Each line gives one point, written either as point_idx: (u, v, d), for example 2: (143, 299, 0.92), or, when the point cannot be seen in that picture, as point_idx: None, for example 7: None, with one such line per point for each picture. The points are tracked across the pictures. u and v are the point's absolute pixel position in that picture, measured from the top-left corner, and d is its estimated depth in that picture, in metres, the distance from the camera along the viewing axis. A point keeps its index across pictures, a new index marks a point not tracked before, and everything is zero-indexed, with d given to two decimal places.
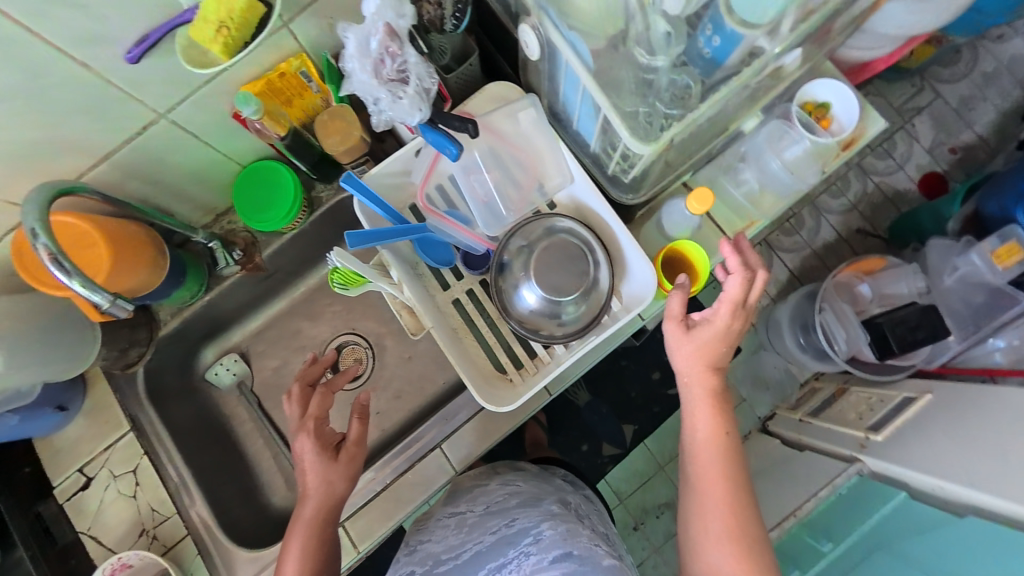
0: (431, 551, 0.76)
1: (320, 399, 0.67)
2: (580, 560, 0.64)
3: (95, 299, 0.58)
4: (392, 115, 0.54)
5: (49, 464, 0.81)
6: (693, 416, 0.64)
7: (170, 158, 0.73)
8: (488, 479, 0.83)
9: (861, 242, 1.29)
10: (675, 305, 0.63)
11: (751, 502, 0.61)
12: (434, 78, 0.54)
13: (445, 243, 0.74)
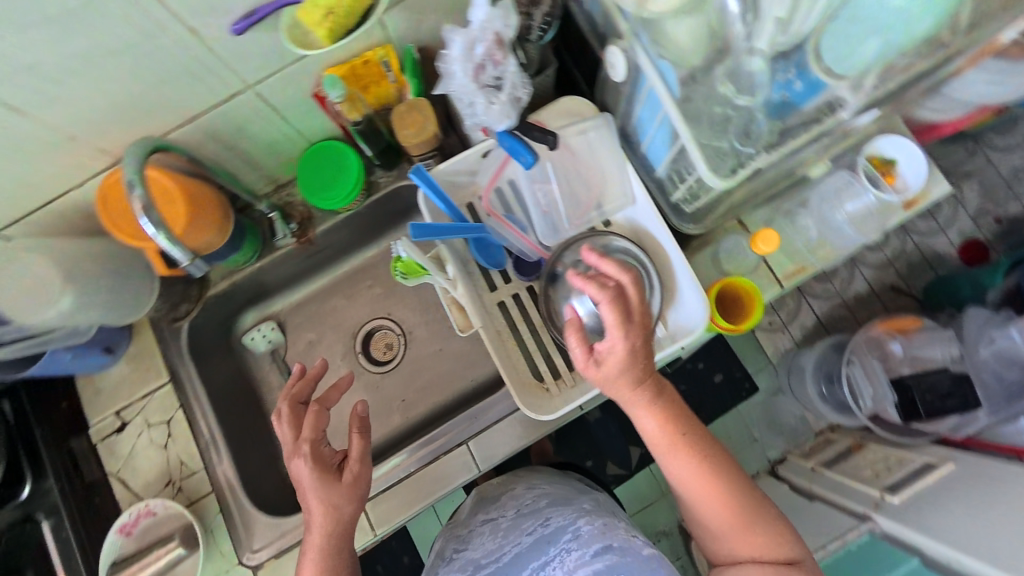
0: (470, 558, 0.77)
1: (311, 420, 0.65)
2: (621, 551, 0.66)
3: (176, 253, 0.61)
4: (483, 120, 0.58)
5: (88, 403, 0.83)
6: (648, 434, 0.63)
7: (248, 129, 0.75)
8: (514, 488, 0.87)
9: (893, 299, 1.26)
10: (576, 350, 0.59)
11: (738, 477, 0.62)
12: (527, 87, 0.57)
13: (500, 245, 0.77)
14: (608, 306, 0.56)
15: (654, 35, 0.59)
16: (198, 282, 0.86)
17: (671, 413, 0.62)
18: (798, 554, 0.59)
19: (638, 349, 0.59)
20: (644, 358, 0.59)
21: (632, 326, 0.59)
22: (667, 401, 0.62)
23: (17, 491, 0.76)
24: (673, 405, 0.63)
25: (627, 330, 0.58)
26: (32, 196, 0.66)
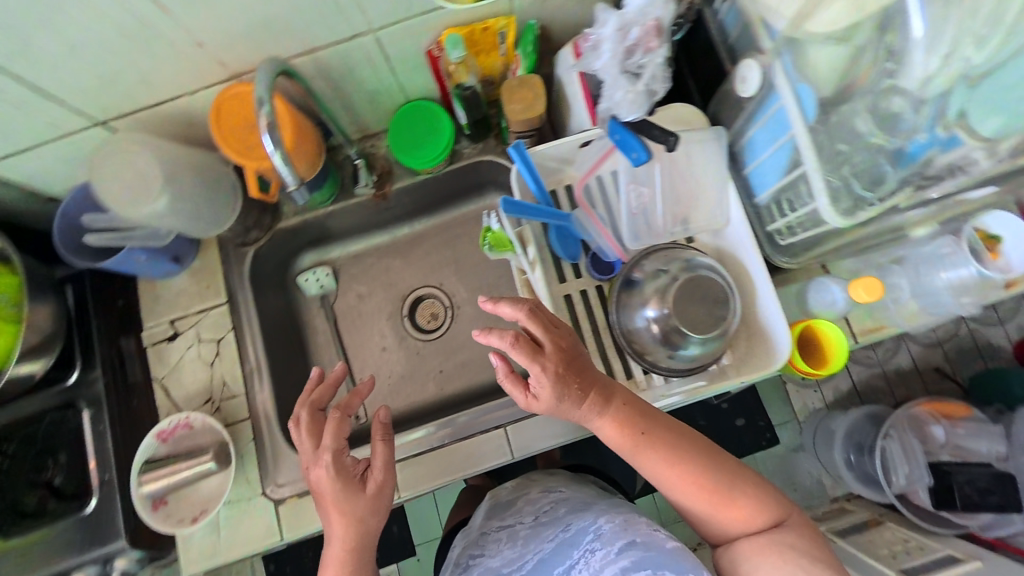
0: (489, 566, 0.75)
1: (332, 427, 0.62)
2: (645, 546, 0.62)
3: (285, 175, 0.58)
4: (614, 103, 0.60)
5: (146, 307, 0.84)
6: (611, 441, 0.63)
7: (358, 73, 0.75)
8: (532, 495, 0.87)
9: (935, 381, 1.22)
10: (514, 394, 0.62)
11: (711, 452, 0.62)
12: (664, 82, 0.60)
13: (580, 238, 0.75)
14: (510, 347, 0.57)
15: (798, 58, 0.57)
16: (272, 212, 0.87)
17: (624, 415, 0.62)
18: (781, 516, 0.59)
19: (563, 371, 0.60)
20: (575, 375, 0.60)
21: (545, 354, 0.59)
22: (619, 402, 0.62)
23: (65, 376, 0.78)
24: (624, 405, 0.62)
25: (540, 358, 0.59)
26: (139, 96, 0.65)
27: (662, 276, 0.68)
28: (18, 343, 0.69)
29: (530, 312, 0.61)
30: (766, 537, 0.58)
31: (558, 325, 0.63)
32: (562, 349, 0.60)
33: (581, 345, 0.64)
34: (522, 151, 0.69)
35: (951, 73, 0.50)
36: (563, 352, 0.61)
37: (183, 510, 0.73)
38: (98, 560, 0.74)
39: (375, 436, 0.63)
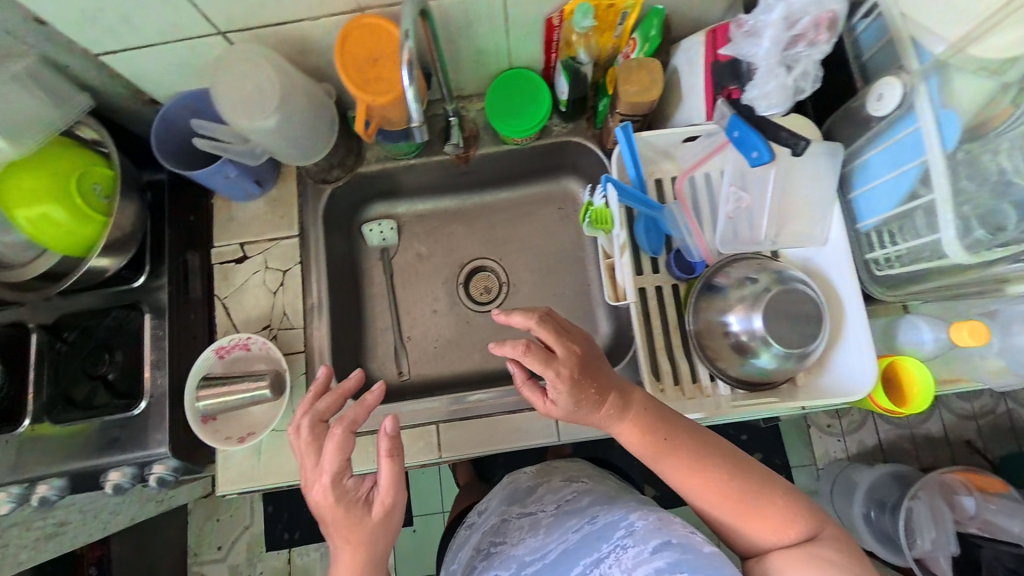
0: (513, 554, 0.73)
1: (334, 449, 0.57)
2: (681, 548, 0.58)
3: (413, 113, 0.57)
4: (754, 94, 0.59)
5: (220, 227, 0.85)
6: (631, 448, 0.64)
7: (474, 29, 0.73)
8: (553, 483, 0.83)
9: (964, 452, 1.50)
10: (533, 397, 0.65)
11: (734, 459, 0.61)
12: (815, 81, 0.59)
13: (667, 233, 0.73)
14: (521, 354, 0.60)
15: (945, 85, 0.54)
16: (356, 155, 0.87)
17: (642, 421, 0.63)
18: (814, 529, 0.58)
19: (579, 376, 0.62)
20: (591, 379, 0.62)
21: (559, 359, 0.62)
22: (637, 407, 0.63)
23: (134, 278, 0.79)
24: (642, 411, 0.63)
25: (554, 363, 0.61)
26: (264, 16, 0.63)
27: (750, 285, 0.65)
28: (107, 233, 0.68)
29: (543, 321, 0.64)
30: (800, 550, 0.56)
31: (574, 332, 0.66)
32: (578, 354, 0.63)
33: (599, 350, 0.66)
34: (628, 133, 0.68)
35: None
36: (577, 358, 0.63)
37: (231, 428, 0.73)
38: (136, 462, 0.75)
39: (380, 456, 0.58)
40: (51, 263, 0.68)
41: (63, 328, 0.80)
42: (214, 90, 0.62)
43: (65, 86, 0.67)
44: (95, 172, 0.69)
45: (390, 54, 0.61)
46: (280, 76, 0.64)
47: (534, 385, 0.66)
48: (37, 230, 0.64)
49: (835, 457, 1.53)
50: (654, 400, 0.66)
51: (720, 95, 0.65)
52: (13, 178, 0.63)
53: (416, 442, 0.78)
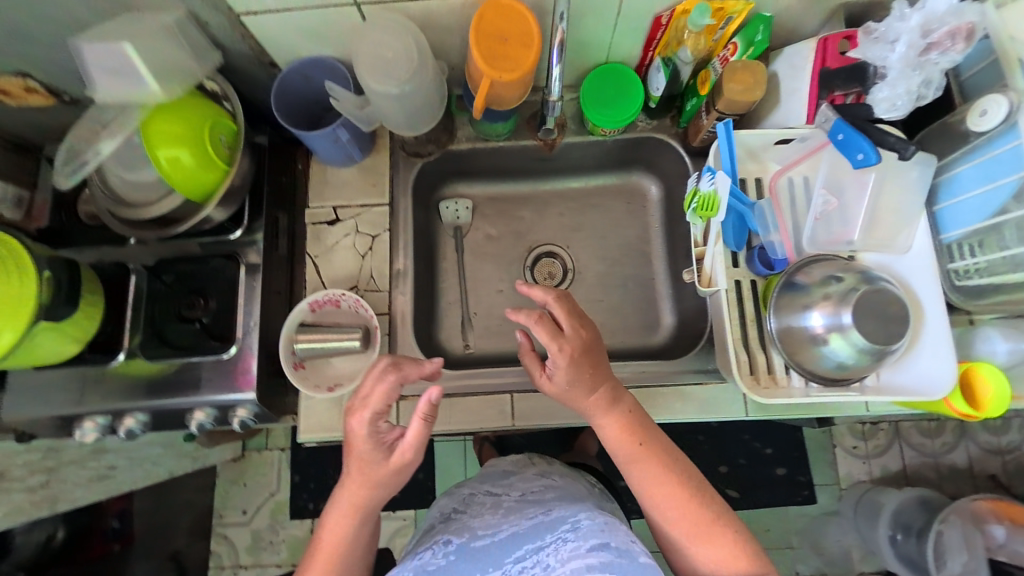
0: (468, 525, 0.73)
1: (383, 391, 0.58)
2: (617, 552, 0.58)
3: (554, 91, 0.73)
4: (884, 93, 0.64)
5: (314, 188, 0.89)
6: (610, 443, 0.68)
7: (586, 22, 0.77)
8: (527, 475, 0.85)
9: (987, 485, 1.51)
10: (533, 368, 0.71)
11: (700, 485, 0.64)
12: (935, 90, 0.64)
13: (752, 230, 0.76)
14: (532, 322, 0.66)
15: None
16: (449, 132, 0.90)
17: (627, 421, 0.67)
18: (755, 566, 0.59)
19: (578, 357, 0.66)
20: (590, 365, 0.67)
21: (565, 338, 0.67)
22: (625, 406, 0.68)
23: (233, 230, 0.82)
24: (629, 412, 0.68)
25: (560, 340, 0.66)
26: None
27: (835, 284, 0.67)
28: (227, 179, 0.73)
29: (558, 303, 0.69)
30: None
31: (586, 319, 0.70)
32: (584, 339, 0.67)
33: (603, 345, 0.70)
34: (729, 131, 0.71)
35: None
36: (581, 342, 0.67)
37: (317, 378, 0.78)
38: (219, 404, 0.78)
39: (416, 413, 0.59)
40: (173, 205, 0.72)
41: (160, 271, 0.84)
42: (357, 53, 0.69)
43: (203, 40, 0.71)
44: (221, 124, 0.74)
45: (517, 34, 0.67)
46: (417, 47, 0.69)
47: (535, 358, 0.72)
48: (170, 170, 0.69)
49: (859, 479, 1.53)
50: (644, 410, 0.70)
51: (824, 97, 0.70)
52: (154, 122, 0.68)
53: (489, 409, 0.81)
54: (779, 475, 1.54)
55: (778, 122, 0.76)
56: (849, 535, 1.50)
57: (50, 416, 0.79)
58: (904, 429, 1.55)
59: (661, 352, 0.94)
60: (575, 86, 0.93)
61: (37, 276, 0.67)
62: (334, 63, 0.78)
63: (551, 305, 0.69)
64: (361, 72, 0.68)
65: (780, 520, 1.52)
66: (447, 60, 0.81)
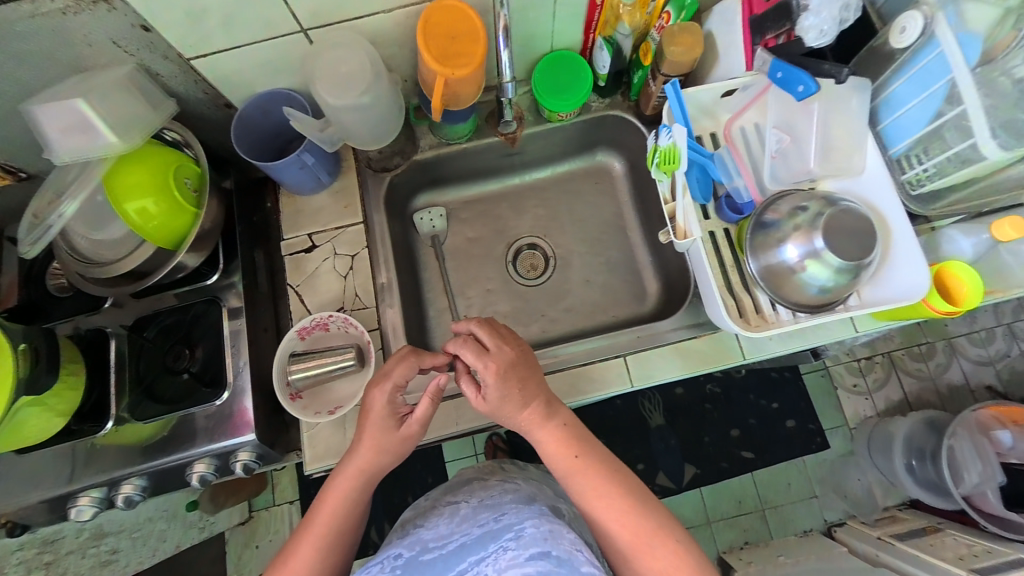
0: (421, 537, 0.73)
1: (402, 367, 0.68)
2: (557, 562, 0.58)
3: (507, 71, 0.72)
4: (813, 21, 0.67)
5: (287, 219, 0.88)
6: (549, 456, 0.70)
7: (527, 15, 0.79)
8: (489, 482, 0.84)
9: (987, 396, 1.56)
10: (467, 390, 0.70)
11: (641, 497, 0.67)
12: (855, 12, 0.68)
13: (716, 179, 0.80)
14: (457, 346, 0.68)
15: (961, 13, 0.63)
16: (413, 142, 0.92)
17: (563, 433, 0.69)
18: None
19: (506, 371, 0.67)
20: (518, 380, 0.68)
21: (491, 355, 0.68)
22: (559, 420, 0.70)
23: (210, 274, 0.81)
24: (564, 425, 0.70)
25: (485, 357, 0.68)
26: (347, 7, 0.68)
27: (801, 214, 0.70)
28: (197, 224, 0.73)
29: (481, 327, 0.71)
30: None
31: (510, 338, 0.71)
32: (510, 355, 0.68)
33: (534, 359, 0.71)
34: (677, 90, 0.74)
35: None
36: (510, 358, 0.68)
37: (318, 404, 0.77)
38: (218, 452, 0.75)
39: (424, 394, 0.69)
40: (146, 255, 0.71)
41: (142, 327, 0.81)
42: (313, 71, 0.69)
43: (155, 91, 0.72)
44: (186, 167, 0.74)
45: (465, 30, 0.69)
46: (370, 59, 0.71)
47: (469, 379, 0.71)
48: (141, 222, 0.68)
49: (866, 415, 1.56)
50: (581, 422, 0.72)
51: (758, 43, 0.72)
52: (120, 174, 0.68)
53: None
54: (790, 427, 1.56)
55: (723, 75, 0.80)
56: (869, 472, 1.52)
57: (41, 500, 0.74)
58: (899, 358, 1.60)
59: (654, 318, 0.96)
60: (526, 80, 0.95)
61: (12, 351, 0.64)
62: (290, 92, 0.78)
63: (476, 329, 0.71)
64: (323, 91, 0.69)
65: (800, 471, 1.53)
66: (399, 72, 0.83)
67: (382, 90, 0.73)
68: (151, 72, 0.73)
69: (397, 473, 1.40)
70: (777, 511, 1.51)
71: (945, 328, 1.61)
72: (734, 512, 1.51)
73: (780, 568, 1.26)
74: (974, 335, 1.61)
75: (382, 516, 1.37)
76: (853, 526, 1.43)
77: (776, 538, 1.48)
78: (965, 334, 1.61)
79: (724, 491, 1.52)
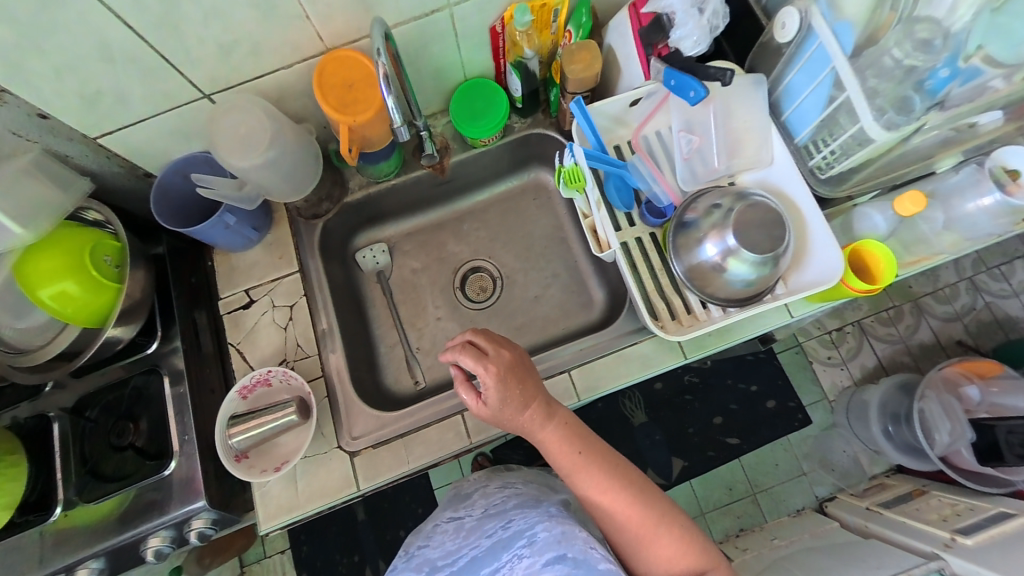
0: (428, 557, 0.73)
1: None
2: (574, 563, 0.59)
3: (394, 116, 0.67)
4: (681, 34, 0.70)
5: (222, 278, 0.88)
6: (552, 455, 0.70)
7: (429, 49, 0.80)
8: (489, 488, 0.83)
9: (959, 350, 1.59)
10: (467, 397, 0.69)
11: (641, 488, 0.67)
12: (724, 18, 0.72)
13: (635, 187, 0.81)
14: (458, 353, 0.67)
15: (834, 3, 0.65)
16: (341, 185, 0.93)
17: (563, 434, 0.69)
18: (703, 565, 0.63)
19: (505, 373, 0.67)
20: (517, 381, 0.68)
21: (490, 358, 0.68)
22: (561, 420, 0.70)
23: (148, 343, 0.80)
24: (565, 425, 0.70)
25: (485, 362, 0.67)
26: (245, 69, 0.69)
27: (717, 211, 0.71)
28: (121, 298, 0.72)
29: (477, 333, 0.70)
30: None
31: (506, 341, 0.72)
32: (507, 358, 0.68)
33: (530, 361, 0.72)
34: (582, 107, 0.76)
35: None
36: (509, 361, 0.69)
37: (263, 462, 0.78)
38: (172, 523, 0.75)
39: None
40: (73, 336, 0.72)
41: (84, 408, 0.80)
42: (215, 135, 0.70)
43: (65, 171, 0.72)
44: (104, 245, 0.74)
45: (361, 78, 0.71)
46: (268, 115, 0.72)
47: (469, 386, 0.70)
48: (59, 306, 0.69)
49: (844, 385, 1.58)
50: (581, 420, 0.73)
51: (651, 53, 0.75)
52: (31, 262, 0.69)
53: (446, 433, 0.80)
54: (771, 406, 1.57)
55: (628, 86, 0.82)
56: (853, 442, 1.53)
57: None
58: (868, 325, 1.62)
59: (602, 325, 0.97)
60: (447, 109, 0.97)
61: None
62: (206, 155, 0.78)
63: (472, 336, 0.70)
64: (225, 155, 0.70)
65: (786, 450, 1.54)
66: (313, 120, 0.84)
67: (286, 145, 0.74)
68: (60, 154, 0.73)
69: (386, 509, 1.37)
70: (768, 493, 1.51)
71: (910, 288, 1.63)
72: (726, 500, 1.51)
73: (775, 550, 1.26)
74: (939, 293, 1.63)
75: (375, 554, 1.34)
76: (843, 499, 1.43)
77: (770, 520, 1.48)
78: (930, 293, 1.63)
79: (714, 481, 1.52)
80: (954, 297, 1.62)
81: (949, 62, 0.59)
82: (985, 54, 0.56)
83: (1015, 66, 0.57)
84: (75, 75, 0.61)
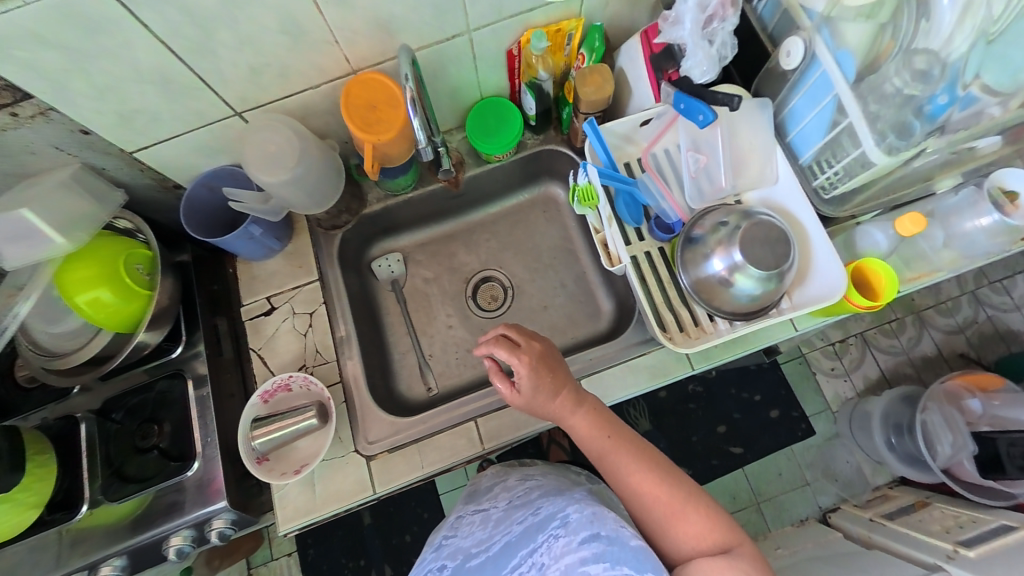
0: (460, 546, 0.74)
1: None
2: (608, 541, 0.57)
3: (419, 137, 0.72)
4: (691, 64, 0.74)
5: (243, 286, 0.91)
6: (583, 440, 0.73)
7: (447, 71, 0.84)
8: (509, 482, 0.85)
9: (961, 362, 1.61)
10: (501, 386, 0.74)
11: (668, 470, 0.67)
12: (732, 48, 0.76)
13: (644, 203, 0.84)
14: (492, 344, 0.73)
15: (835, 32, 0.69)
16: (359, 198, 0.96)
17: (593, 419, 0.72)
18: (731, 544, 0.60)
19: (537, 363, 0.72)
20: (548, 370, 0.72)
21: (522, 349, 0.73)
22: (591, 405, 0.73)
23: (172, 348, 0.83)
24: (594, 411, 0.73)
25: (518, 352, 0.72)
26: (274, 89, 0.73)
27: (722, 228, 0.74)
28: (152, 306, 0.76)
29: (510, 327, 0.75)
30: (712, 557, 0.59)
31: (538, 334, 0.76)
32: (539, 348, 0.73)
33: (561, 353, 0.76)
34: (595, 127, 0.79)
35: (978, 25, 0.58)
36: (541, 351, 0.73)
37: (283, 465, 0.80)
38: (193, 523, 0.77)
39: None
40: (102, 343, 0.75)
41: (110, 410, 0.83)
42: (245, 151, 0.73)
43: (100, 184, 0.76)
44: (137, 254, 0.77)
45: (384, 101, 0.75)
46: (297, 135, 0.75)
47: (502, 376, 0.75)
48: (93, 312, 0.72)
49: (847, 396, 1.59)
50: (610, 408, 0.75)
51: (662, 77, 0.79)
52: (68, 271, 0.71)
53: (458, 439, 0.83)
54: (774, 416, 1.59)
55: (638, 107, 0.86)
56: (856, 452, 1.54)
57: None
58: (871, 336, 1.64)
59: (610, 335, 0.99)
60: (462, 125, 1.00)
61: None
62: (233, 169, 0.82)
63: (505, 330, 0.76)
64: (256, 172, 0.73)
65: (789, 459, 1.55)
66: (335, 135, 0.87)
67: (312, 162, 0.77)
68: (96, 168, 0.77)
69: (392, 513, 1.39)
70: (771, 502, 1.52)
71: (913, 301, 1.65)
72: (729, 509, 1.53)
73: (779, 559, 1.27)
74: (941, 306, 1.65)
75: (383, 559, 1.36)
76: (846, 510, 1.45)
77: (773, 529, 1.49)
78: (932, 306, 1.65)
79: (718, 490, 1.54)
80: (955, 311, 1.64)
81: (947, 89, 0.61)
82: (981, 83, 0.59)
83: (1011, 94, 0.60)
84: (116, 96, 0.65)
